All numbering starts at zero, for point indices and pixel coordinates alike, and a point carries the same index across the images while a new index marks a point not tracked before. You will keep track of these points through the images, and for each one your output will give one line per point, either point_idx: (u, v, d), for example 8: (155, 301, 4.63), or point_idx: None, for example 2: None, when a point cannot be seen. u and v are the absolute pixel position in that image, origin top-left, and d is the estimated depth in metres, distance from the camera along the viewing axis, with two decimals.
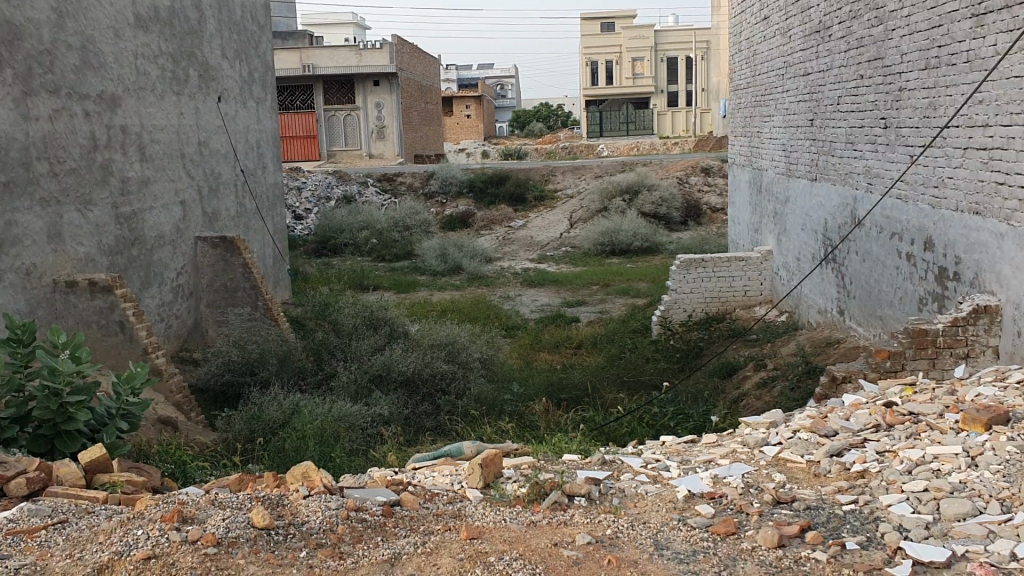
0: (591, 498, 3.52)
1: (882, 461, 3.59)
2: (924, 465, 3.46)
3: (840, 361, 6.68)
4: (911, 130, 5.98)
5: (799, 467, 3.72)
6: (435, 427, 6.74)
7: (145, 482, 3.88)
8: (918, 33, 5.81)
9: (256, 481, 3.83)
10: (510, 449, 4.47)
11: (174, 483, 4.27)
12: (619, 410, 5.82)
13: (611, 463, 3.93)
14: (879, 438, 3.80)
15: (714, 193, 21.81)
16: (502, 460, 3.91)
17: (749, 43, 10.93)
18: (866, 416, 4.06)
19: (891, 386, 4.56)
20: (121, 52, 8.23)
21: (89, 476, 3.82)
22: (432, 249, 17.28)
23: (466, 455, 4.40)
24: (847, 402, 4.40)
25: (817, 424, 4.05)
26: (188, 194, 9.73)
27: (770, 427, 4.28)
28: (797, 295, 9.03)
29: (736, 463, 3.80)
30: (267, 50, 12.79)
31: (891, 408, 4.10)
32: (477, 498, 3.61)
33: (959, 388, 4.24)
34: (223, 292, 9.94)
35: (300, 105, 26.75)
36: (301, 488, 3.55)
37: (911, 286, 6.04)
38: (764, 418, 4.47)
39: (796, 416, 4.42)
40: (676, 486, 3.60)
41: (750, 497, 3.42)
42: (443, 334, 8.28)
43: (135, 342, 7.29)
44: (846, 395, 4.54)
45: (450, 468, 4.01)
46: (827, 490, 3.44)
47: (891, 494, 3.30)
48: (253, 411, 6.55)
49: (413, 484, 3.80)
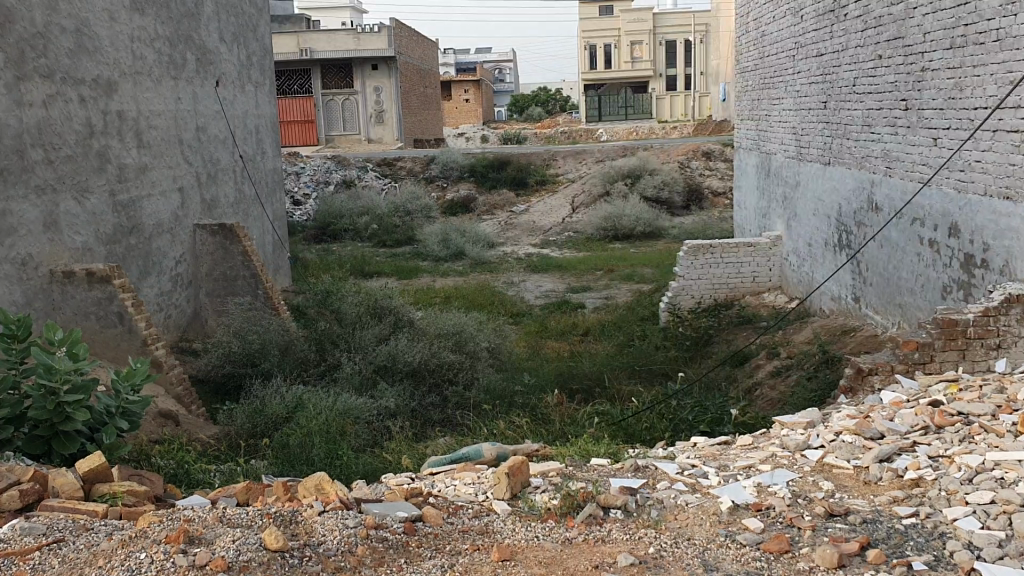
0: (628, 511, 3.36)
1: (937, 468, 3.42)
2: (985, 473, 3.28)
3: (861, 351, 6.51)
4: (935, 112, 5.79)
5: (846, 474, 3.55)
6: (444, 421, 6.58)
7: (147, 492, 3.65)
8: (942, 11, 5.61)
9: (266, 492, 3.65)
10: (531, 451, 4.29)
11: (177, 488, 4.08)
12: (636, 404, 5.63)
13: (644, 470, 3.75)
14: (931, 442, 3.63)
15: (717, 177, 21.61)
16: (529, 467, 3.73)
17: (758, 24, 10.71)
18: (912, 418, 3.89)
19: (931, 382, 4.38)
20: (117, 36, 8.01)
21: (88, 487, 3.63)
22: (434, 235, 17.08)
23: (484, 457, 4.21)
24: (887, 401, 4.23)
25: (859, 426, 3.88)
26: (186, 180, 9.52)
27: (808, 428, 4.10)
28: (809, 282, 8.85)
29: (779, 470, 3.62)
30: (266, 34, 12.55)
31: (938, 408, 3.93)
32: (505, 511, 3.43)
33: (1006, 385, 4.06)
34: (223, 281, 9.75)
35: (296, 91, 26.50)
36: (315, 504, 3.37)
37: (934, 273, 5.86)
38: (800, 418, 4.30)
39: (834, 415, 4.24)
40: (718, 496, 3.42)
41: (800, 509, 3.24)
42: (449, 323, 8.11)
43: (134, 334, 7.11)
44: (885, 392, 4.37)
45: (472, 476, 3.84)
46: (881, 500, 3.27)
47: (954, 507, 3.13)
48: (257, 405, 6.38)
49: (434, 494, 3.62)
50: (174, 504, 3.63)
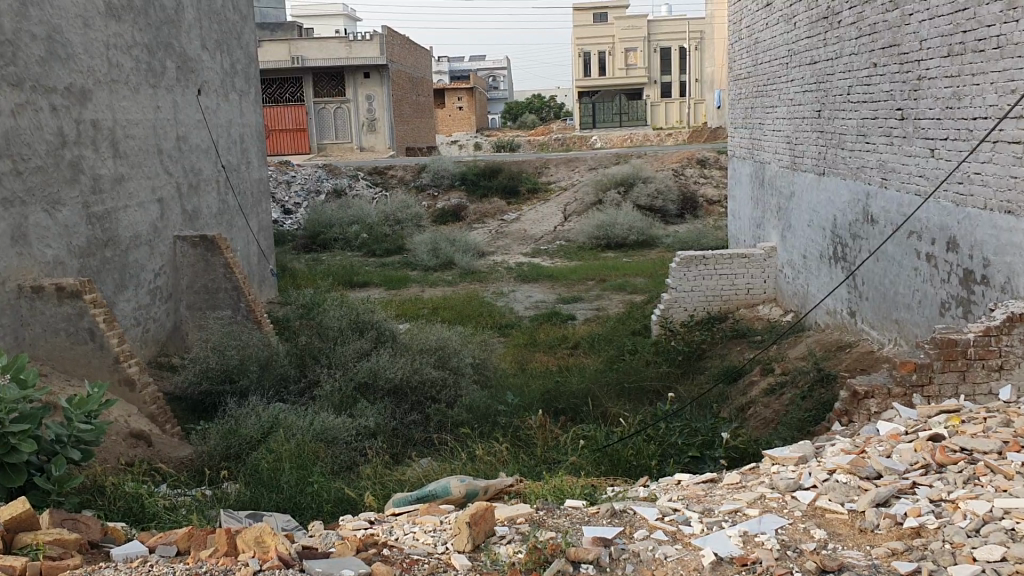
0: (600, 565, 3.13)
1: (940, 515, 3.20)
2: (993, 524, 3.06)
3: (857, 370, 6.31)
4: (932, 122, 5.59)
5: (840, 519, 3.33)
6: (425, 441, 6.36)
7: (77, 539, 3.37)
8: (939, 18, 5.41)
9: (206, 539, 3.43)
10: (497, 492, 4.15)
11: (122, 530, 3.78)
12: (625, 426, 5.41)
13: (621, 516, 3.52)
14: (932, 484, 3.41)
15: (711, 185, 21.42)
16: (494, 515, 3.51)
17: (751, 32, 10.52)
18: (911, 454, 3.67)
19: (931, 411, 4.16)
20: (91, 43, 7.79)
21: (9, 536, 3.30)
22: (424, 245, 16.87)
23: (452, 495, 4.04)
24: (884, 432, 4.01)
25: (855, 464, 3.66)
26: (166, 191, 9.30)
27: (800, 463, 3.88)
28: (804, 294, 8.64)
29: (767, 514, 3.40)
30: (250, 41, 12.33)
31: (939, 444, 3.70)
32: (465, 566, 3.20)
33: (1014, 418, 3.83)
34: (203, 294, 9.50)
35: (289, 98, 26.28)
36: (251, 561, 3.16)
37: (932, 289, 5.66)
38: (791, 450, 4.07)
39: (827, 449, 4.02)
40: (700, 547, 3.18)
41: (789, 563, 3.02)
42: (432, 337, 7.88)
43: (105, 351, 6.83)
44: (882, 423, 4.14)
45: (433, 521, 3.64)
46: (879, 553, 3.05)
47: (960, 564, 2.90)
48: (230, 425, 6.17)
49: (390, 545, 3.42)
50: (109, 555, 3.39)
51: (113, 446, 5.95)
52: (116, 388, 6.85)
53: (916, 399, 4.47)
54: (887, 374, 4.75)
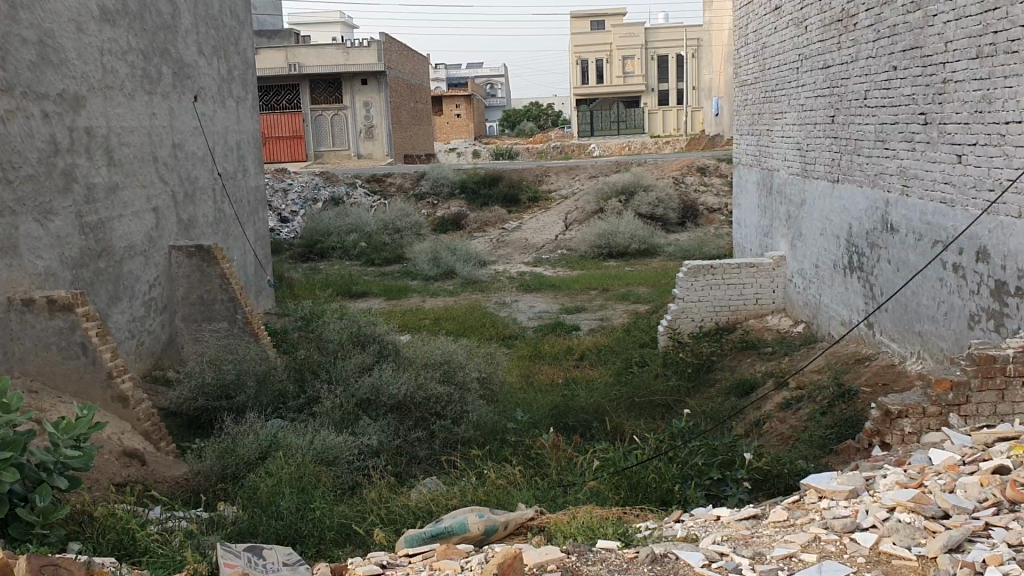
0: None
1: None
2: None
3: (880, 386, 6.08)
4: (959, 127, 5.37)
5: (909, 567, 3.06)
6: (430, 460, 6.13)
7: None
8: (966, 18, 5.20)
9: None
10: (512, 526, 3.94)
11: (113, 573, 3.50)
12: (641, 446, 5.17)
13: (662, 563, 3.27)
14: (1008, 524, 3.13)
15: (711, 193, 21.21)
16: (522, 560, 3.24)
17: (758, 36, 10.30)
18: (977, 489, 3.39)
19: (979, 436, 3.91)
20: (85, 48, 7.56)
21: None
22: (424, 254, 16.65)
23: (472, 530, 3.83)
24: (938, 460, 3.74)
25: (917, 500, 3.38)
26: (161, 200, 9.06)
27: (851, 498, 3.61)
28: (816, 305, 8.42)
29: (827, 561, 3.13)
30: (247, 47, 12.11)
31: (1006, 477, 3.43)
32: None
33: None
34: (200, 305, 9.25)
35: (286, 105, 26.10)
36: None
37: (959, 301, 5.43)
38: (838, 481, 3.80)
39: (878, 479, 3.75)
40: None
41: None
42: (436, 351, 7.65)
43: (98, 366, 6.56)
44: (934, 450, 3.87)
45: (455, 569, 3.37)
46: None
47: None
48: (228, 444, 5.96)
49: None
50: None
51: (105, 466, 5.71)
52: (108, 404, 6.59)
53: (952, 419, 4.24)
54: (919, 391, 4.53)
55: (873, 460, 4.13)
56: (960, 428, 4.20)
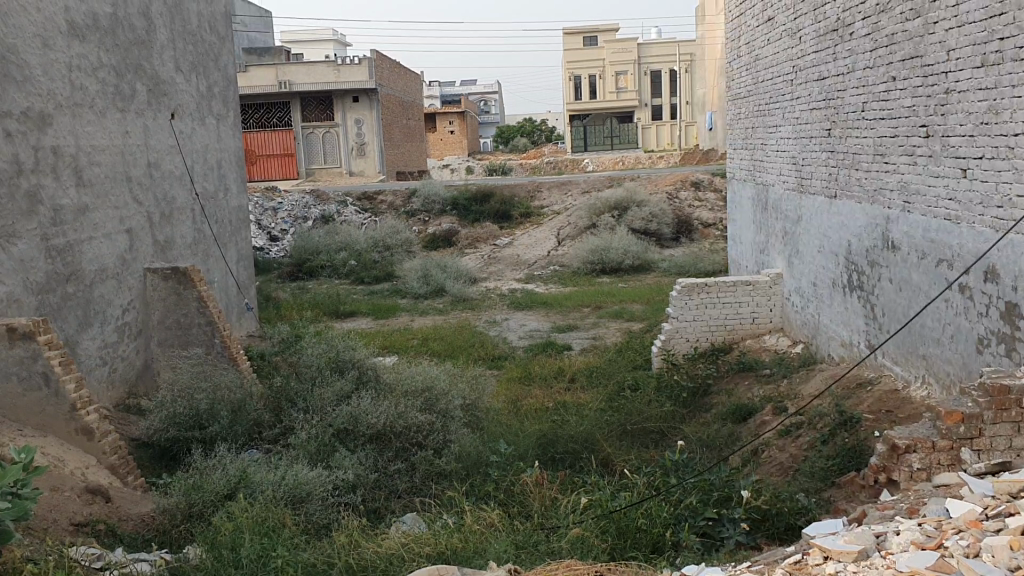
0: None
1: None
2: None
3: (882, 413, 5.77)
4: (963, 139, 5.09)
5: None
6: (409, 494, 5.84)
7: None
8: (970, 25, 4.93)
9: None
10: None
11: None
12: (631, 482, 4.87)
13: None
14: None
15: (706, 207, 20.93)
16: None
17: (751, 48, 10.04)
18: (1006, 552, 2.99)
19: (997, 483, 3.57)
20: (52, 64, 7.26)
21: None
22: (413, 272, 16.34)
23: None
24: (958, 515, 3.38)
25: (937, 566, 2.99)
26: (136, 221, 8.75)
27: (861, 560, 3.24)
28: (814, 324, 8.11)
29: None
30: (228, 63, 11.82)
31: None
32: None
33: None
34: (176, 329, 8.92)
35: (277, 123, 25.78)
36: None
37: (966, 323, 5.14)
38: (846, 540, 3.43)
39: (891, 539, 3.37)
40: None
41: None
42: (418, 378, 7.34)
43: (61, 398, 6.17)
44: (953, 502, 3.50)
45: None
46: None
47: None
48: (195, 480, 5.65)
49: None
50: None
51: (65, 504, 5.33)
52: (73, 438, 6.20)
53: (965, 454, 3.94)
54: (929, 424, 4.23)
55: (882, 505, 3.81)
56: (975, 464, 3.90)
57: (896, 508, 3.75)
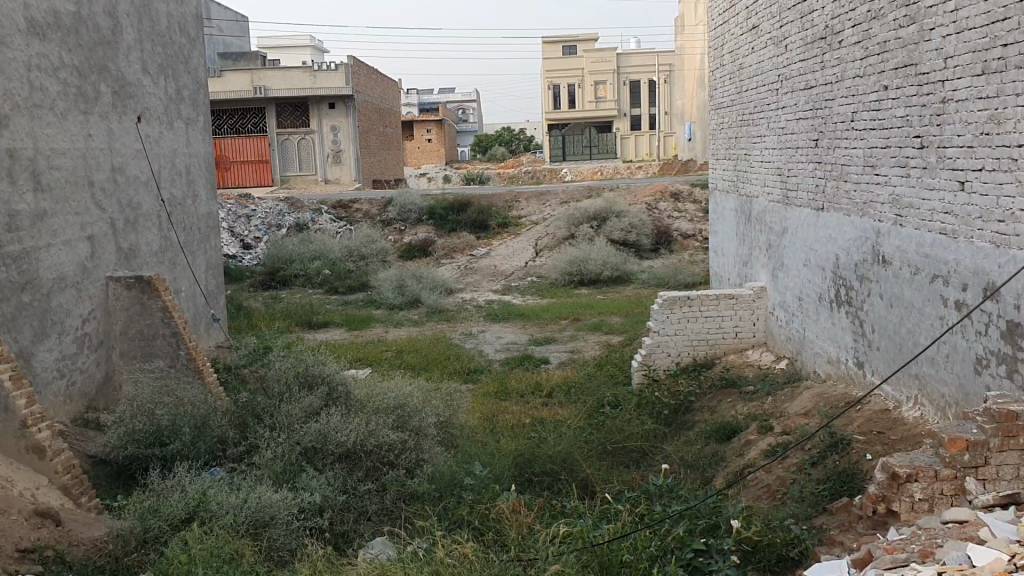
0: None
1: None
2: None
3: (873, 433, 5.54)
4: (961, 150, 4.88)
5: None
6: (379, 517, 5.57)
7: None
8: (969, 31, 4.73)
9: None
10: None
11: None
12: (614, 510, 4.60)
13: None
14: None
15: (685, 219, 20.74)
16: None
17: (734, 56, 9.83)
18: None
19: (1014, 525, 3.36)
20: (9, 63, 6.91)
21: None
22: (389, 282, 16.03)
23: None
24: (984, 564, 3.06)
25: None
26: (98, 228, 8.40)
27: None
28: (799, 340, 7.89)
29: None
30: (198, 65, 11.49)
31: None
32: None
33: None
34: (139, 340, 8.58)
35: (252, 129, 25.43)
36: None
37: (963, 342, 4.92)
38: None
39: None
40: None
41: None
42: (391, 395, 7.04)
43: (10, 415, 5.76)
44: (974, 550, 3.19)
45: None
46: None
47: None
48: (151, 503, 5.33)
49: None
50: None
51: (12, 528, 4.92)
52: (23, 456, 5.79)
53: (970, 484, 3.80)
54: (932, 453, 4.02)
55: (890, 546, 3.52)
56: (982, 494, 3.76)
57: (906, 549, 3.47)
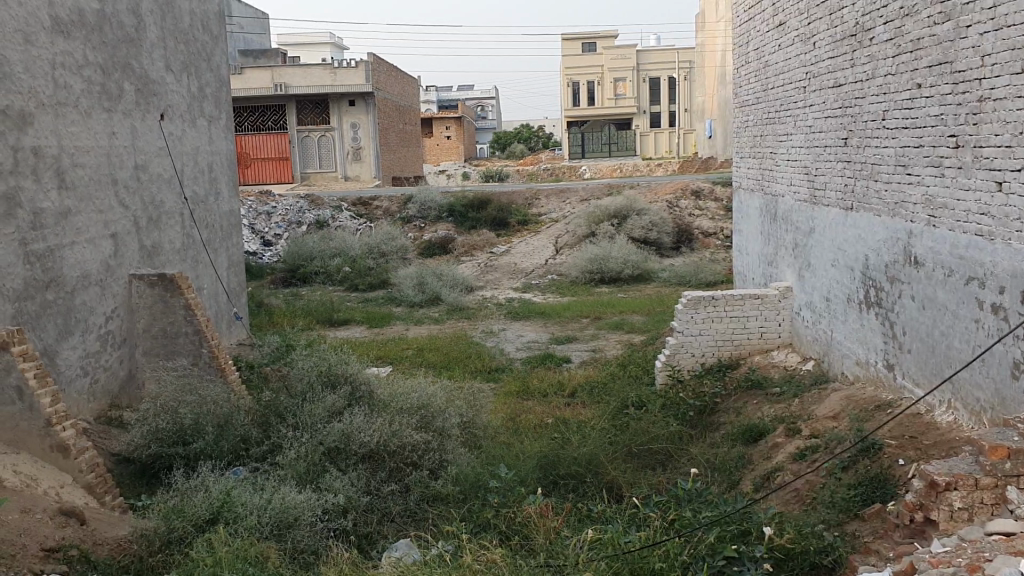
0: None
1: None
2: None
3: (905, 437, 5.45)
4: (999, 150, 4.79)
5: None
6: (403, 519, 5.54)
7: None
8: (1007, 29, 4.63)
9: None
10: None
11: None
12: (641, 516, 4.56)
13: None
14: None
15: (706, 216, 20.60)
16: None
17: (760, 53, 9.72)
18: None
19: None
20: (34, 61, 6.91)
21: None
22: (409, 279, 15.98)
23: None
24: None
25: None
26: (121, 226, 8.39)
27: None
28: (826, 341, 7.80)
29: None
30: (220, 62, 11.48)
31: None
32: None
33: None
34: (162, 338, 8.57)
35: (272, 126, 25.43)
36: None
37: (997, 347, 4.84)
38: None
39: None
40: None
41: None
42: (414, 395, 6.99)
43: (35, 413, 5.71)
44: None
45: None
46: None
47: None
48: (175, 504, 5.31)
49: None
50: None
51: (37, 527, 4.87)
52: (47, 455, 5.74)
53: (1011, 492, 3.79)
54: (971, 460, 4.01)
55: (935, 559, 3.44)
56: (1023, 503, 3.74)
57: (951, 561, 3.41)
